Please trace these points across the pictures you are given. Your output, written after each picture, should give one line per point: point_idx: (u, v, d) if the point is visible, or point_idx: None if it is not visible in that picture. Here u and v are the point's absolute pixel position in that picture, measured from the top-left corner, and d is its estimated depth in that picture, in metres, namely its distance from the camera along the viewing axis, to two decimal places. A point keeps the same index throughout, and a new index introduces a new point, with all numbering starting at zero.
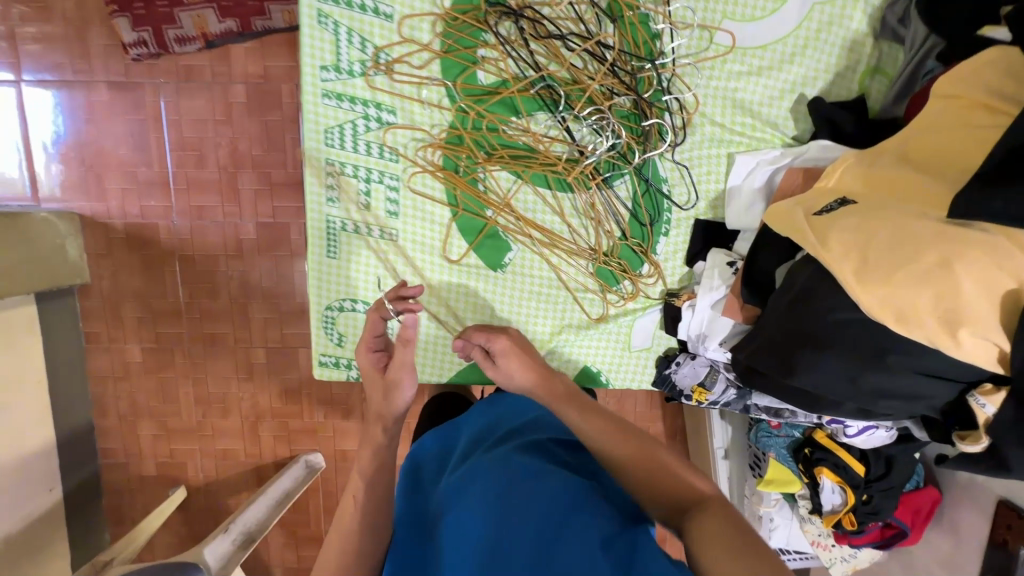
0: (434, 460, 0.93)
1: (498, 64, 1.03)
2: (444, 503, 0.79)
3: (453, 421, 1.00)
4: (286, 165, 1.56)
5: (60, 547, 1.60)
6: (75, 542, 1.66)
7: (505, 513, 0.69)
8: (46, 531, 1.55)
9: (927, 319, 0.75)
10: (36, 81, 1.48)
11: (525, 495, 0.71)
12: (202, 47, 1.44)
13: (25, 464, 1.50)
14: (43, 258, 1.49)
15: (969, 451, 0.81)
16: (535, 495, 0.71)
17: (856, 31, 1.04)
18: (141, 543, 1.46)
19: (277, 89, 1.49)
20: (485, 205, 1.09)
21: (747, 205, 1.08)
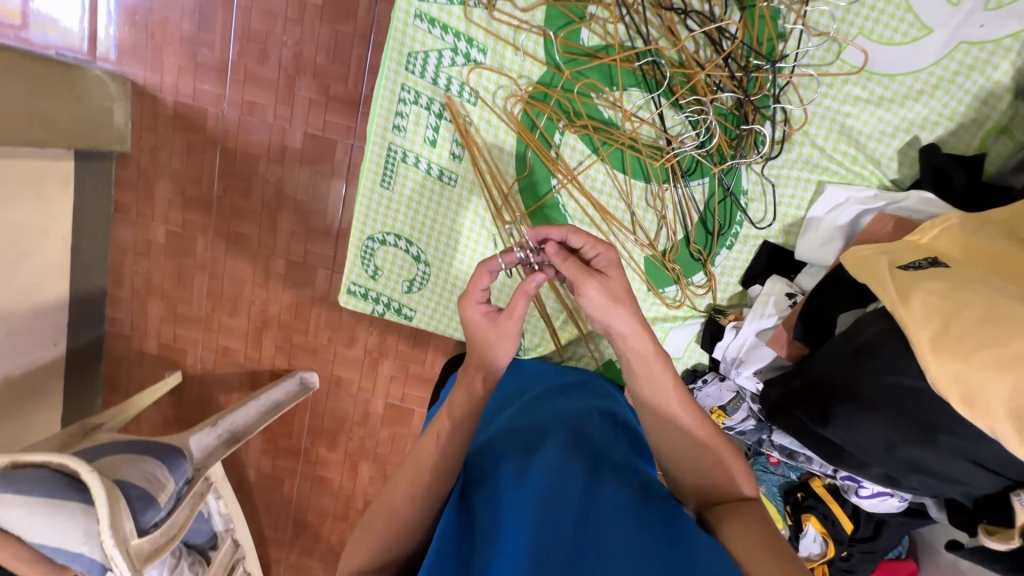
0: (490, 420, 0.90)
1: (606, 26, 0.96)
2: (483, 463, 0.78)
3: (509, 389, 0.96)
4: (346, 81, 1.49)
5: (53, 400, 1.63)
6: (69, 398, 1.70)
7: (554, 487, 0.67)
8: (43, 381, 1.59)
9: (997, 409, 0.68)
10: None
11: (568, 469, 0.70)
12: None
13: (34, 314, 1.51)
14: (87, 116, 1.46)
15: (991, 547, 0.78)
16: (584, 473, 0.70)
17: (997, 82, 0.94)
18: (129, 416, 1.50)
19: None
20: (552, 172, 1.04)
21: (825, 238, 1.02)
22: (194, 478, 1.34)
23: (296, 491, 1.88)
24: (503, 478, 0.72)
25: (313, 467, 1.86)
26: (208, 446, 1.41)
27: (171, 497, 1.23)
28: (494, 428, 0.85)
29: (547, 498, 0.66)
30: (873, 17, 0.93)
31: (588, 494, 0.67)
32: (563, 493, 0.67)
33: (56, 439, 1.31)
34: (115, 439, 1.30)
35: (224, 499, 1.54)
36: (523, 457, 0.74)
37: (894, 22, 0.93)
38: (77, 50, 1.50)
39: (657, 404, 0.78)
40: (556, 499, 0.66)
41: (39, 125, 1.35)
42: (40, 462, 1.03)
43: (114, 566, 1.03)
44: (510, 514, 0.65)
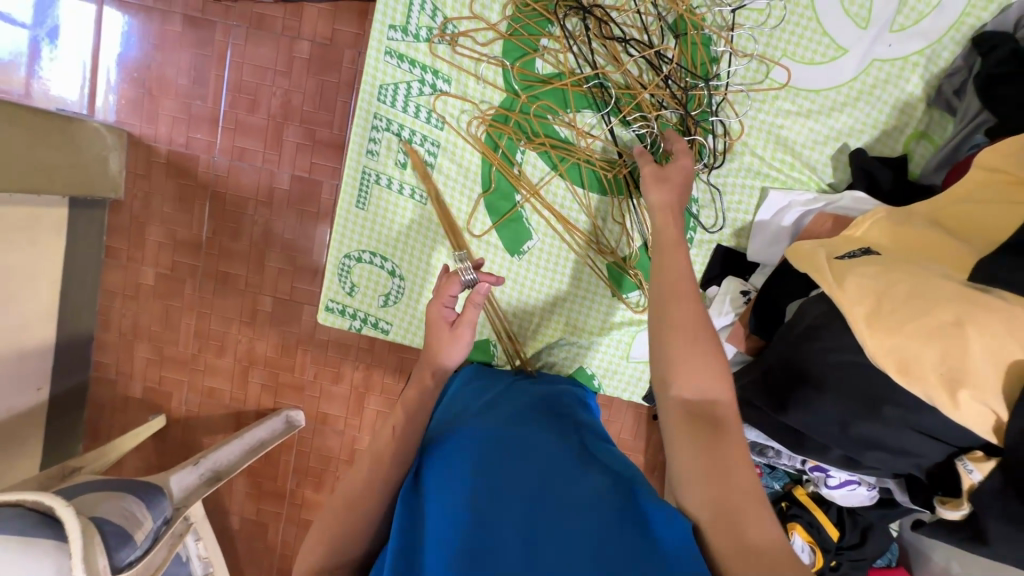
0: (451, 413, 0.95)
1: (557, 56, 1.07)
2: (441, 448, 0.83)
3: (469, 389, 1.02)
4: (332, 126, 1.60)
5: (35, 446, 1.62)
6: (51, 445, 1.69)
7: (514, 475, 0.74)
8: (26, 427, 1.58)
9: (930, 374, 0.74)
10: (118, 3, 1.56)
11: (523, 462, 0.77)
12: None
13: (20, 358, 1.52)
14: (83, 165, 1.54)
15: (947, 517, 0.80)
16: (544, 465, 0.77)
17: (911, 94, 1.06)
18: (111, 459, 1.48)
19: (339, 53, 1.54)
20: (517, 187, 1.12)
21: (773, 240, 1.09)
22: (172, 518, 1.29)
23: (281, 537, 1.82)
24: (457, 465, 0.77)
25: (299, 510, 1.82)
26: (189, 485, 1.39)
27: (149, 535, 1.18)
28: (461, 419, 0.91)
29: (489, 488, 0.72)
30: (792, 41, 1.05)
31: (548, 480, 0.74)
32: (510, 482, 0.73)
33: (34, 481, 1.28)
34: (94, 481, 1.28)
35: (203, 542, 1.53)
36: (481, 447, 0.80)
37: (812, 45, 1.05)
38: (77, 109, 1.61)
39: None
40: (502, 489, 0.72)
41: (37, 172, 1.42)
42: (12, 501, 1.00)
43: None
44: (452, 498, 0.72)
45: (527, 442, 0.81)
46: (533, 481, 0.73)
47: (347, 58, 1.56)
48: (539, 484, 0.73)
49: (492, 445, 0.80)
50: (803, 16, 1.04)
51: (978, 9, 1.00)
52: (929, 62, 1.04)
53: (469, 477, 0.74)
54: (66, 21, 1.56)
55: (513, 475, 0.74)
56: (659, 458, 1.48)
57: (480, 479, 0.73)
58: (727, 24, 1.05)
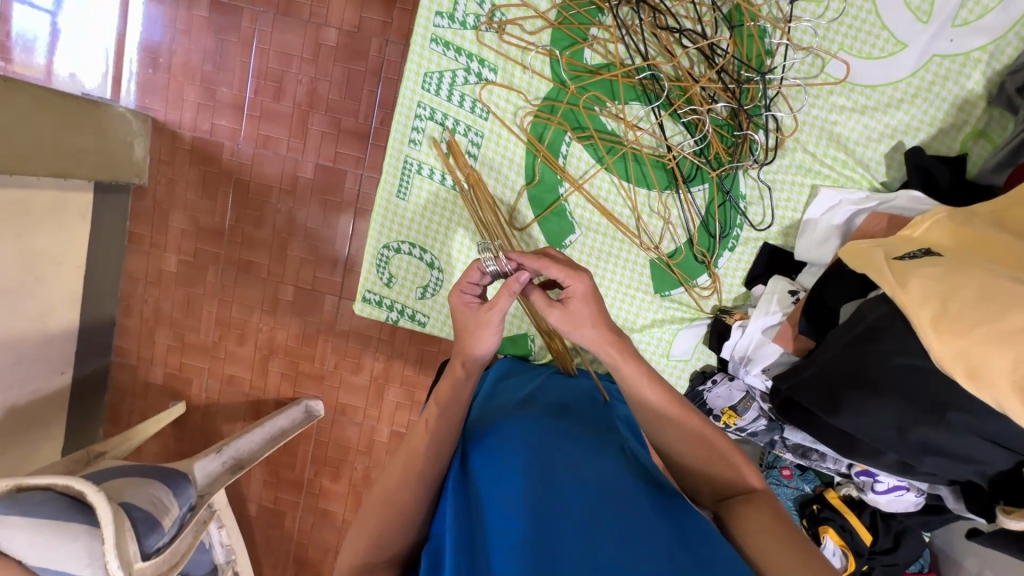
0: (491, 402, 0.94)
1: (607, 46, 1.04)
2: (486, 439, 0.82)
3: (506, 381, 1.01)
4: (357, 115, 1.58)
5: (57, 430, 1.62)
6: (71, 430, 1.68)
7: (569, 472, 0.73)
8: (49, 411, 1.58)
9: (1001, 382, 0.71)
10: None
11: (575, 457, 0.76)
12: None
13: (43, 343, 1.52)
14: (109, 150, 1.53)
15: (1010, 526, 0.78)
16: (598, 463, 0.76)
17: (971, 91, 1.03)
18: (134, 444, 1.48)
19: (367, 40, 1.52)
20: (562, 180, 1.10)
21: (822, 239, 1.06)
22: (197, 505, 1.29)
23: (297, 526, 1.83)
24: (507, 455, 0.76)
25: (315, 500, 1.82)
26: (213, 472, 1.39)
27: (175, 522, 1.19)
28: (500, 409, 0.89)
29: (545, 481, 0.71)
30: (851, 34, 1.02)
31: (604, 480, 0.74)
32: (564, 476, 0.73)
33: (60, 465, 1.29)
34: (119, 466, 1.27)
35: (226, 529, 1.52)
36: (529, 438, 0.78)
37: (871, 39, 1.02)
38: (102, 93, 1.60)
39: (666, 393, 0.78)
40: (557, 484, 0.72)
41: (65, 157, 1.41)
42: (43, 485, 0.99)
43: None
44: (509, 491, 0.71)
45: (577, 438, 0.80)
46: (587, 479, 0.73)
47: (374, 47, 1.55)
48: (594, 484, 0.73)
49: (540, 437, 0.79)
50: (862, 9, 1.01)
51: None
52: (992, 58, 1.01)
53: (523, 467, 0.73)
54: (91, 3, 1.55)
55: (566, 471, 0.74)
56: None
57: (536, 472, 0.72)
58: (784, 16, 1.02)
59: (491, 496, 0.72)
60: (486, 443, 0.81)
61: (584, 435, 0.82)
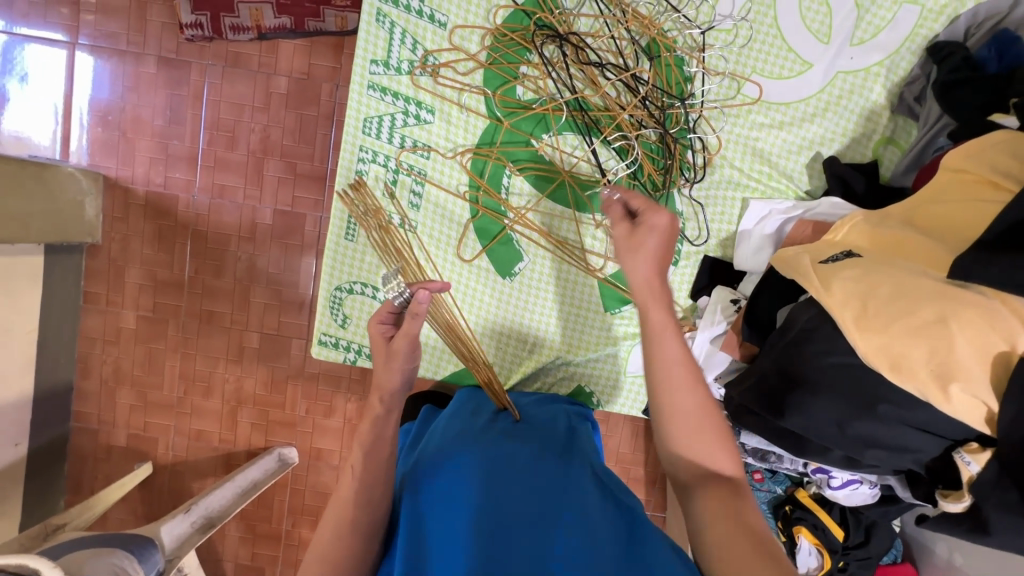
0: (447, 430, 0.97)
1: (537, 82, 1.10)
2: (438, 474, 0.84)
3: (460, 408, 1.05)
4: (313, 158, 1.60)
5: (12, 506, 1.54)
6: (27, 504, 1.60)
7: (519, 507, 0.78)
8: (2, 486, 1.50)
9: (921, 370, 0.77)
10: (89, 47, 1.55)
11: (523, 493, 0.81)
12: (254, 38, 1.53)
13: None
14: (57, 211, 1.51)
15: (950, 510, 0.81)
16: (547, 492, 0.81)
17: (875, 102, 1.11)
18: (97, 512, 1.42)
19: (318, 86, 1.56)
20: (506, 210, 1.14)
21: (757, 248, 1.12)
22: (166, 570, 1.24)
23: None
24: (456, 498, 0.80)
25: (295, 551, 1.76)
26: (182, 534, 1.34)
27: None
28: (456, 438, 0.92)
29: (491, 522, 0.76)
30: (761, 58, 1.10)
31: (553, 513, 0.78)
32: (512, 514, 0.77)
33: (15, 542, 1.22)
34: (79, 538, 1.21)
35: None
36: (479, 477, 0.82)
37: (779, 61, 1.10)
38: (50, 154, 1.59)
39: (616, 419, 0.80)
40: (506, 523, 0.76)
41: (9, 222, 1.39)
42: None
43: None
44: (455, 534, 0.75)
45: (530, 468, 0.85)
46: (533, 514, 0.77)
47: (325, 92, 1.59)
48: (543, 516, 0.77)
49: (490, 476, 0.82)
50: (768, 34, 1.10)
51: (930, 21, 1.07)
52: (890, 72, 1.10)
53: (470, 511, 0.77)
54: (35, 66, 1.55)
55: (516, 505, 0.79)
56: (659, 471, 1.49)
57: (482, 514, 0.77)
58: (697, 45, 1.10)
59: (439, 536, 0.77)
60: (439, 478, 0.84)
61: (537, 463, 0.86)
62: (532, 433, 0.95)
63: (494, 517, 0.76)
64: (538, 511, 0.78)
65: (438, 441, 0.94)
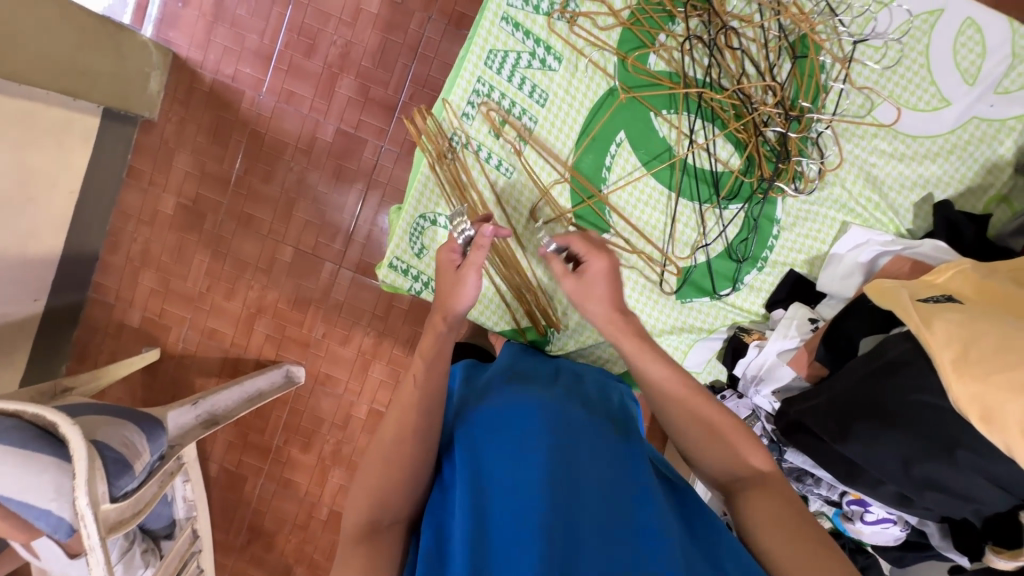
0: (508, 381, 0.96)
1: (672, 55, 1.07)
2: (504, 422, 0.83)
3: (521, 362, 1.03)
4: (387, 86, 1.57)
5: (16, 359, 1.51)
6: (30, 363, 1.57)
7: (584, 467, 0.77)
8: (11, 337, 1.47)
9: (1012, 426, 0.74)
10: None
11: (590, 451, 0.80)
12: None
13: (23, 263, 1.42)
14: (126, 77, 1.47)
15: (999, 565, 0.83)
16: (614, 460, 0.81)
17: (1001, 156, 1.09)
18: (100, 385, 1.41)
19: (409, 15, 1.52)
20: (606, 177, 1.12)
21: (846, 274, 1.11)
22: (167, 455, 1.24)
23: (257, 493, 1.74)
24: (523, 442, 0.78)
25: (281, 469, 1.74)
26: (185, 425, 1.35)
27: (146, 468, 1.15)
28: (516, 388, 0.92)
29: (560, 471, 0.74)
30: (902, 85, 1.08)
31: (621, 479, 0.79)
32: (581, 471, 0.77)
33: (25, 394, 1.24)
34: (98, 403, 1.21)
35: (192, 484, 1.42)
36: (546, 426, 0.81)
37: (920, 91, 1.08)
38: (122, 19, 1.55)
39: (689, 403, 0.83)
40: (574, 474, 0.76)
41: (77, 76, 1.33)
42: (13, 411, 0.99)
43: (81, 528, 0.96)
44: (519, 473, 0.74)
45: (598, 434, 0.85)
46: (601, 476, 0.77)
47: (415, 22, 1.55)
48: (611, 485, 0.77)
49: (559, 430, 0.81)
50: (916, 62, 1.07)
51: None
52: None
53: (538, 455, 0.76)
54: None
55: (583, 466, 0.77)
56: None
57: (552, 461, 0.75)
58: (844, 55, 1.06)
59: (502, 477, 0.75)
60: (504, 424, 0.83)
61: (603, 430, 0.86)
62: (592, 400, 0.94)
63: (563, 470, 0.75)
64: (609, 478, 0.78)
65: (501, 389, 0.93)
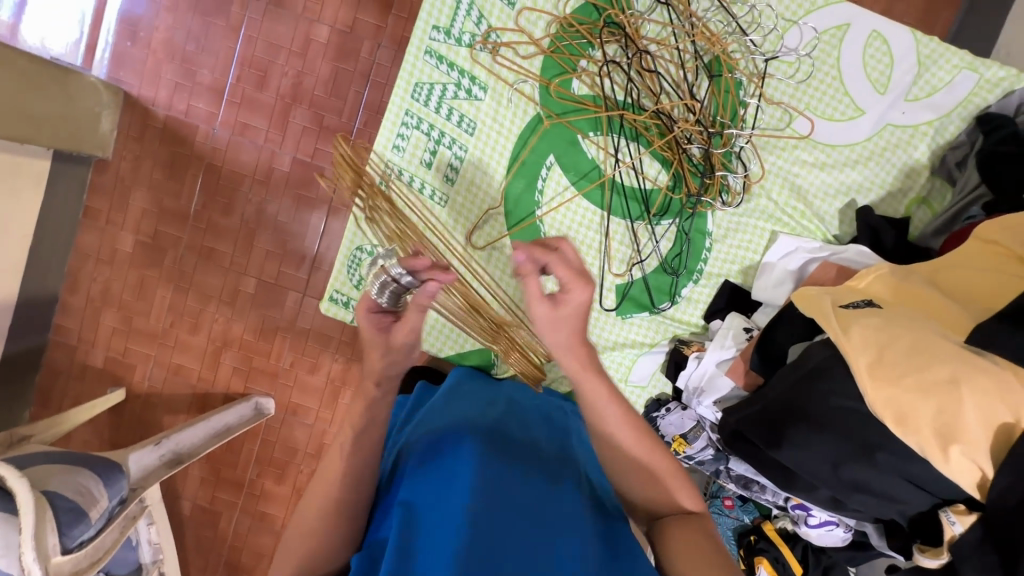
0: (448, 408, 0.95)
1: (594, 79, 1.10)
2: (439, 449, 0.83)
3: (465, 387, 1.03)
4: (341, 113, 1.58)
5: None
6: None
7: (516, 491, 0.77)
8: None
9: (925, 427, 0.78)
10: None
11: (523, 475, 0.80)
12: None
13: None
14: (75, 119, 1.46)
15: (925, 564, 0.84)
16: (544, 483, 0.81)
17: (917, 160, 1.13)
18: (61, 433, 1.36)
19: (359, 42, 1.54)
20: (539, 201, 1.14)
21: (777, 282, 1.13)
22: (128, 499, 1.19)
23: (233, 528, 1.72)
24: (457, 467, 0.78)
25: (255, 501, 1.72)
26: (147, 466, 1.29)
27: (103, 514, 1.09)
28: (454, 415, 0.91)
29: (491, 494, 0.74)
30: (817, 96, 1.12)
31: (551, 502, 0.79)
32: (512, 495, 0.76)
33: None
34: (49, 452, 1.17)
35: (156, 527, 1.38)
36: (481, 450, 0.81)
37: (833, 102, 1.12)
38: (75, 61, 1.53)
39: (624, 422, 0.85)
40: (505, 497, 0.75)
41: (23, 122, 1.33)
42: None
43: None
44: (451, 501, 0.73)
45: (531, 457, 0.85)
46: (532, 499, 0.77)
47: (365, 50, 1.56)
48: (541, 507, 0.77)
49: (493, 454, 0.81)
50: (828, 74, 1.11)
51: (985, 91, 1.10)
52: (936, 133, 1.12)
53: (470, 479, 0.75)
54: None
55: (514, 491, 0.77)
56: None
57: (484, 485, 0.75)
58: (758, 71, 1.10)
59: (434, 506, 0.74)
60: (439, 451, 0.82)
61: (537, 454, 0.86)
62: (531, 423, 0.95)
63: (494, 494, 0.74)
64: (538, 501, 0.78)
65: (439, 417, 0.92)
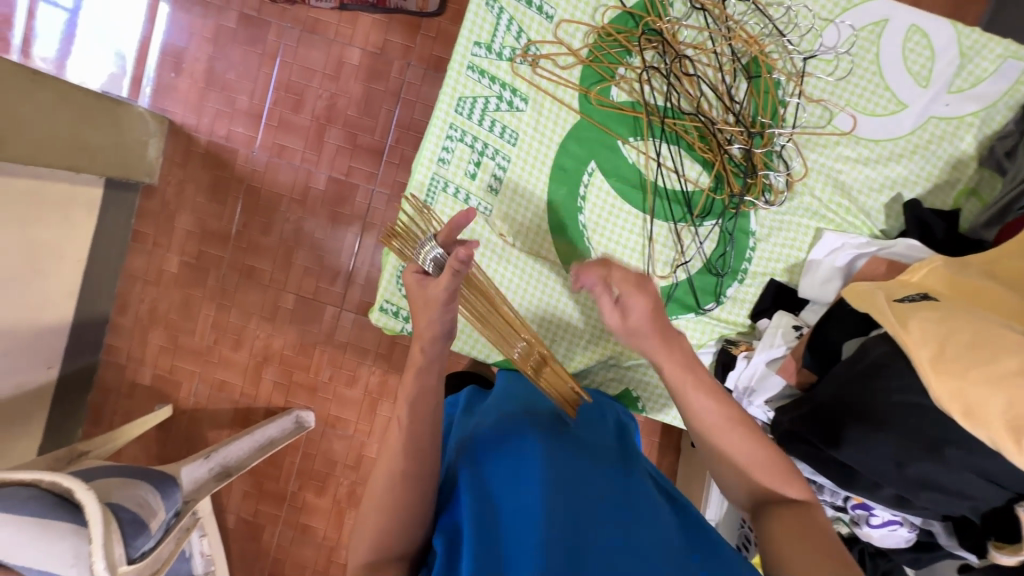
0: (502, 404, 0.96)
1: (632, 85, 1.13)
2: (502, 444, 0.84)
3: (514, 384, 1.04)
4: (373, 132, 1.63)
5: (35, 427, 1.54)
6: (49, 430, 1.60)
7: (584, 486, 0.78)
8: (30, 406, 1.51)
9: (994, 421, 0.73)
10: None
11: (589, 469, 0.81)
12: (334, 6, 1.58)
13: (37, 333, 1.47)
14: (125, 148, 1.54)
15: (1003, 562, 0.82)
16: (609, 476, 0.82)
17: (964, 151, 1.12)
18: (116, 447, 1.41)
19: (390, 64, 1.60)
20: (581, 206, 1.16)
21: (825, 278, 1.12)
22: (182, 511, 1.23)
23: (276, 540, 1.74)
24: (525, 464, 0.80)
25: (297, 513, 1.75)
26: (199, 479, 1.32)
27: (162, 525, 1.12)
28: (511, 410, 0.93)
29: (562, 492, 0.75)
30: (857, 92, 1.12)
31: (618, 493, 0.79)
32: (581, 489, 0.77)
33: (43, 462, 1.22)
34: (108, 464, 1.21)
35: (208, 538, 1.44)
36: (545, 447, 0.82)
37: (874, 97, 1.12)
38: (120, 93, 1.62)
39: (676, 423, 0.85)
40: (575, 492, 0.77)
41: (79, 152, 1.41)
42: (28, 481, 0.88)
43: None
44: (524, 498, 0.75)
45: (593, 452, 0.86)
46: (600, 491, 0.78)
47: (395, 70, 1.62)
48: (608, 498, 0.78)
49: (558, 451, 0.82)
50: (868, 70, 1.11)
51: None
52: (983, 124, 1.11)
53: (540, 477, 0.77)
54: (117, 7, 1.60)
55: (582, 485, 0.78)
56: None
57: (554, 482, 0.76)
58: (797, 70, 1.11)
59: (508, 502, 0.76)
60: (502, 446, 0.84)
61: (598, 450, 0.87)
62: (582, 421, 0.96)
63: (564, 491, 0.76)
64: (605, 492, 0.78)
65: (496, 411, 0.93)
